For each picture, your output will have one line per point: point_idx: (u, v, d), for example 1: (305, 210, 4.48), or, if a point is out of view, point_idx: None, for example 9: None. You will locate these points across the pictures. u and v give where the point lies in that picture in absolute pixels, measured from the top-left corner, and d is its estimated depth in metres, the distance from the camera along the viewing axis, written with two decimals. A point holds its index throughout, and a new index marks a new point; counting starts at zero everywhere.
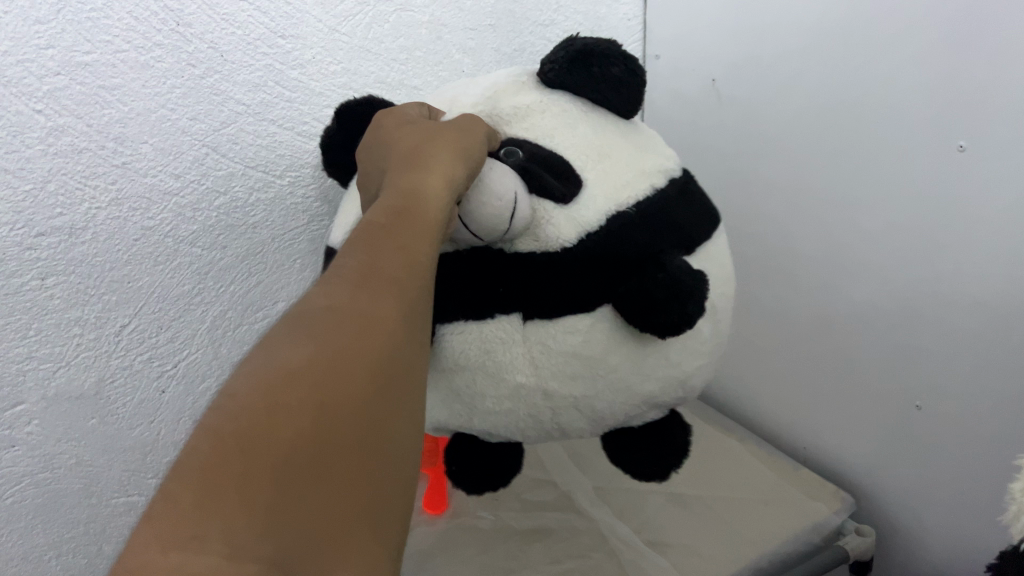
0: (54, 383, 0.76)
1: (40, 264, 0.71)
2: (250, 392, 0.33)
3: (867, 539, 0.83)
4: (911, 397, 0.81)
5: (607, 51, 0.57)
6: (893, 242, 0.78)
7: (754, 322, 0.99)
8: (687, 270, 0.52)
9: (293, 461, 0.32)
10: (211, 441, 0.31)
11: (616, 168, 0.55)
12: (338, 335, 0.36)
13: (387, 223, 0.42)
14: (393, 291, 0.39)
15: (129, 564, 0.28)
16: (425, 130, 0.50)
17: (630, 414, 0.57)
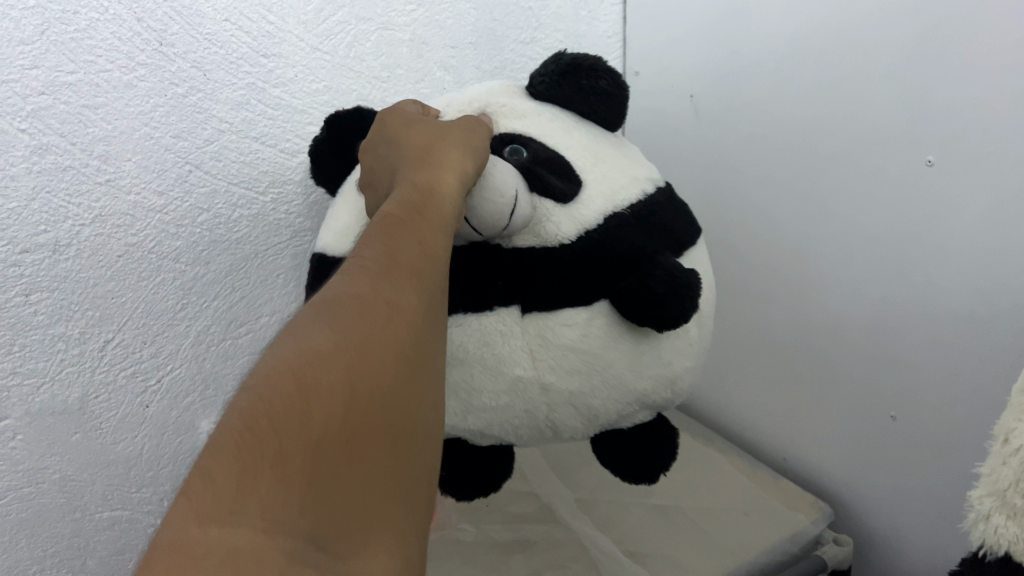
0: (38, 398, 0.76)
1: (24, 280, 0.72)
2: (282, 375, 0.34)
3: (844, 549, 0.84)
4: (884, 408, 0.82)
5: (594, 65, 0.60)
6: (866, 255, 0.80)
7: (732, 334, 1.00)
8: (682, 268, 0.53)
9: (324, 442, 0.34)
10: (246, 419, 0.33)
11: (608, 172, 0.58)
12: (363, 324, 0.38)
13: (403, 215, 0.43)
14: (414, 284, 0.41)
15: (171, 536, 0.29)
16: (432, 128, 0.52)
17: (622, 414, 0.57)
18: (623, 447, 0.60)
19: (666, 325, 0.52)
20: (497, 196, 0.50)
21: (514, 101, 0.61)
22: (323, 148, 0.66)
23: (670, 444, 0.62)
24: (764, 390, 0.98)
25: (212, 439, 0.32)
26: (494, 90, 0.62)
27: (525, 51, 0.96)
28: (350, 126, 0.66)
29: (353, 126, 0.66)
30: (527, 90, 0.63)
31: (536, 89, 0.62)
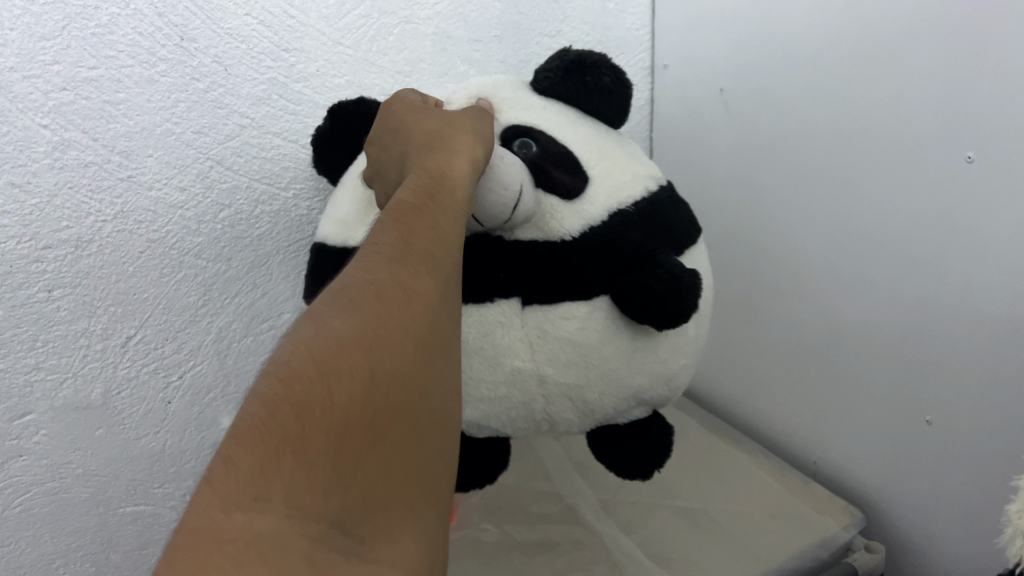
0: (61, 394, 0.76)
1: (46, 275, 0.72)
2: (302, 360, 0.33)
3: (877, 556, 0.82)
4: (920, 412, 0.80)
5: (599, 62, 0.60)
6: (901, 256, 0.77)
7: (760, 333, 0.99)
8: (683, 265, 0.52)
9: (345, 428, 0.33)
10: (265, 406, 0.32)
11: (612, 168, 0.57)
12: (384, 306, 0.37)
13: (421, 195, 0.42)
14: (433, 264, 0.40)
15: (193, 525, 0.29)
16: (441, 114, 0.51)
17: (619, 411, 0.57)
18: (619, 447, 0.59)
19: (667, 322, 0.52)
20: (502, 189, 0.50)
21: (516, 93, 0.60)
22: (324, 134, 0.66)
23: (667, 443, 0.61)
24: (793, 390, 0.96)
25: (234, 428, 0.31)
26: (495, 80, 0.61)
27: (551, 45, 0.95)
28: (354, 116, 0.65)
29: (356, 116, 0.65)
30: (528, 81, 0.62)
31: (541, 84, 0.61)
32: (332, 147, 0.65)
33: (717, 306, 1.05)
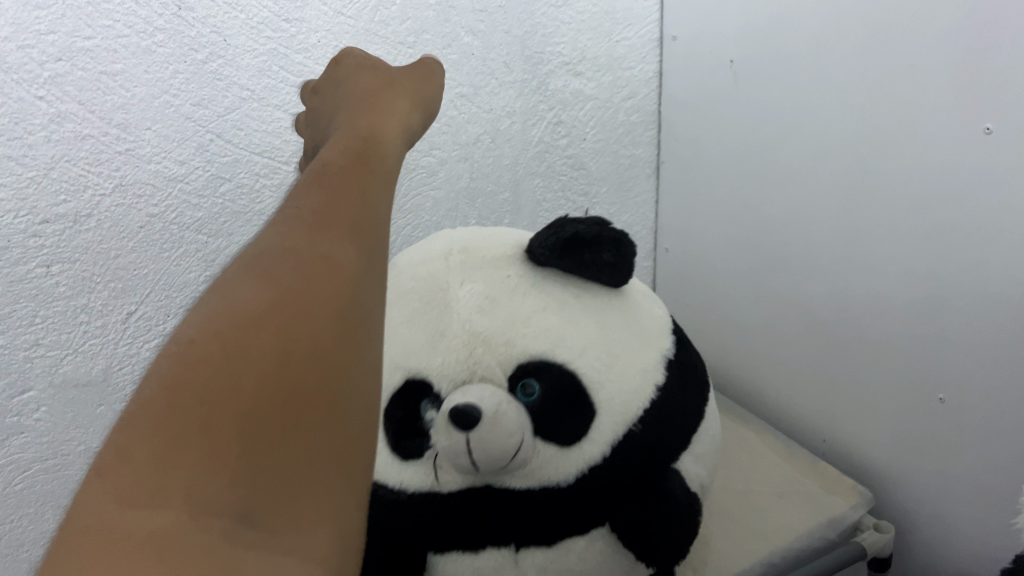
0: (61, 370, 0.76)
1: (44, 251, 0.71)
2: (206, 334, 0.28)
3: (885, 535, 0.80)
4: (933, 389, 0.78)
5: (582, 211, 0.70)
6: (914, 233, 0.76)
7: (767, 311, 0.97)
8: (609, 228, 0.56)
9: (256, 418, 0.27)
10: (165, 392, 0.27)
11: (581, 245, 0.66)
12: (299, 271, 0.30)
13: (346, 158, 0.36)
14: (359, 227, 0.33)
15: (79, 518, 0.25)
16: (383, 73, 0.51)
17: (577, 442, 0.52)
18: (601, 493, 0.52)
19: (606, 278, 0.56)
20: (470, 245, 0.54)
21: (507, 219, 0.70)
22: None
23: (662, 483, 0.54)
24: (802, 369, 0.94)
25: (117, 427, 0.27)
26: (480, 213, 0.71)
27: (557, 16, 0.93)
28: None
29: None
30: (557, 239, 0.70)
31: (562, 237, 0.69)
32: None
33: (724, 284, 1.03)
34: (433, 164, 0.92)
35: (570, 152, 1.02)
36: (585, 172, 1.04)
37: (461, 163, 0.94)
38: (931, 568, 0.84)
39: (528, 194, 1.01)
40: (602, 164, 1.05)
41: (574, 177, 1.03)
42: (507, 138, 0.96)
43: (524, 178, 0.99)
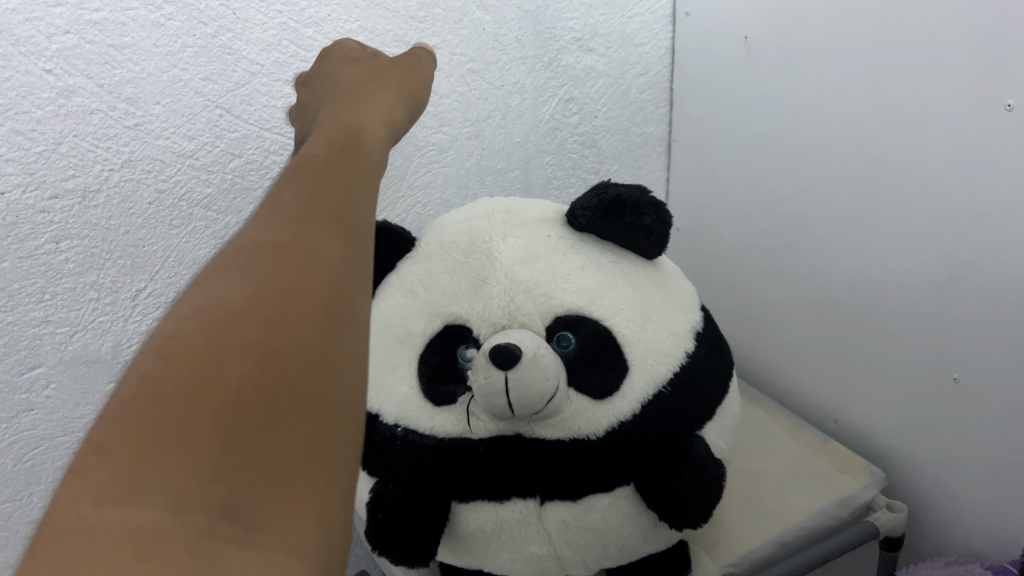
0: (71, 346, 0.75)
1: (53, 227, 0.70)
2: (189, 333, 0.30)
3: (897, 515, 0.80)
4: (945, 368, 0.78)
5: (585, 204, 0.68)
6: (929, 212, 0.75)
7: (778, 288, 0.97)
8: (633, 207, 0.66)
9: (239, 410, 0.29)
10: (148, 386, 0.29)
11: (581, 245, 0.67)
12: (278, 272, 0.33)
13: (324, 162, 0.39)
14: (338, 228, 0.35)
15: (61, 518, 0.26)
16: (368, 71, 0.53)
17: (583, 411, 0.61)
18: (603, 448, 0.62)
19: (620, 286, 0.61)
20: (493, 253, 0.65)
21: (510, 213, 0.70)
22: None
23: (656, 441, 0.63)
24: (814, 348, 0.94)
25: (105, 412, 0.29)
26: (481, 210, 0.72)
27: None
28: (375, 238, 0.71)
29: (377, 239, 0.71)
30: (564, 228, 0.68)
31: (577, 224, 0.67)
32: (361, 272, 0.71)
33: (735, 263, 1.03)
34: (443, 141, 0.91)
35: (581, 129, 1.01)
36: (596, 149, 1.03)
37: (471, 140, 0.93)
38: (940, 547, 0.84)
39: (539, 171, 1.00)
40: (614, 142, 1.04)
41: (585, 155, 1.03)
42: (518, 114, 0.95)
43: (534, 155, 0.98)
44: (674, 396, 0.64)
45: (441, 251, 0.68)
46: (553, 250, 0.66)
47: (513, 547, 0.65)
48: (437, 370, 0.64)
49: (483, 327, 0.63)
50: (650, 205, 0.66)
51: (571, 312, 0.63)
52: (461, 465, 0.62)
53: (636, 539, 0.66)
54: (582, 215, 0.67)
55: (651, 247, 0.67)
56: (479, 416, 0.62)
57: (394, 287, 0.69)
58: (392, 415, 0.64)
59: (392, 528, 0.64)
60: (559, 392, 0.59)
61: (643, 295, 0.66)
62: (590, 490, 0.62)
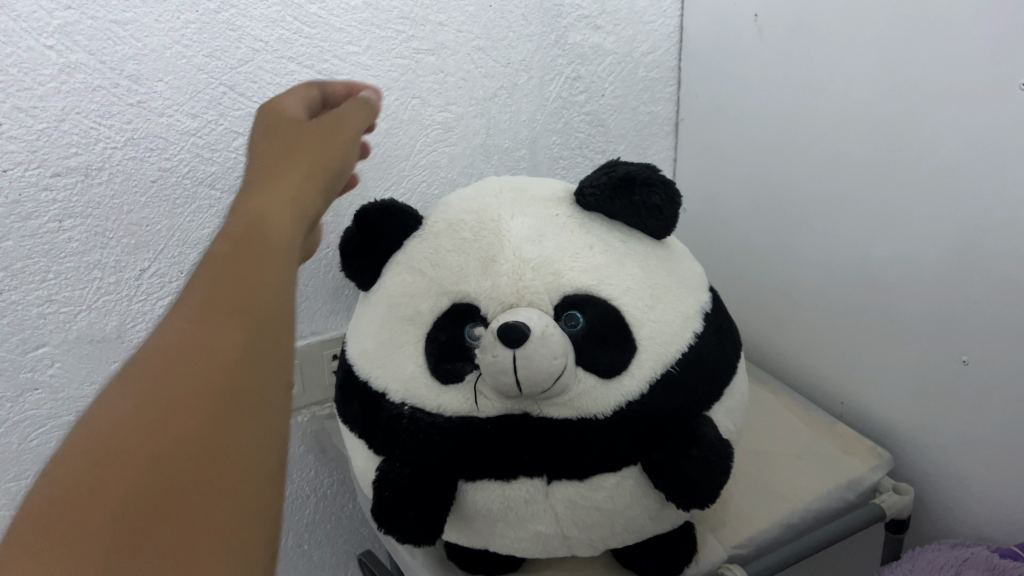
0: (75, 326, 0.74)
1: (56, 205, 0.70)
2: (78, 449, 0.31)
3: (904, 497, 0.79)
4: (956, 351, 0.77)
5: (595, 182, 0.67)
6: (939, 193, 0.74)
7: (787, 269, 0.96)
8: (651, 184, 0.65)
9: (127, 519, 0.30)
10: (38, 505, 0.29)
11: (592, 227, 0.66)
12: (171, 376, 0.33)
13: (229, 251, 0.39)
14: (237, 320, 0.35)
15: None
16: (293, 130, 0.51)
17: (592, 394, 0.61)
18: (611, 432, 0.62)
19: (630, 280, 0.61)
20: (501, 234, 0.65)
21: (514, 194, 0.69)
22: (354, 239, 0.71)
23: (665, 424, 0.63)
24: (822, 331, 0.93)
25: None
26: (485, 189, 0.71)
27: None
28: (378, 220, 0.70)
29: (381, 220, 0.70)
30: (572, 205, 0.68)
31: (587, 201, 0.67)
32: (364, 252, 0.70)
33: (742, 245, 1.02)
34: (448, 120, 0.90)
35: (588, 108, 1.00)
36: (603, 129, 1.02)
37: (477, 118, 0.92)
38: (948, 529, 0.84)
39: (545, 151, 0.99)
40: (620, 121, 1.03)
41: (592, 135, 1.02)
42: (524, 93, 0.94)
43: (540, 135, 0.97)
44: (683, 376, 0.64)
45: (449, 229, 0.68)
46: (561, 228, 0.65)
47: (520, 526, 0.64)
48: (444, 348, 0.63)
49: (491, 305, 0.62)
50: (660, 183, 0.65)
51: (580, 291, 0.62)
52: (467, 443, 0.62)
53: (645, 521, 0.65)
54: (591, 193, 0.66)
55: (660, 226, 0.67)
56: (487, 394, 0.62)
57: (402, 266, 0.68)
58: (399, 393, 0.64)
59: (398, 507, 0.63)
60: (567, 374, 0.59)
61: (652, 274, 0.66)
62: (598, 469, 0.62)
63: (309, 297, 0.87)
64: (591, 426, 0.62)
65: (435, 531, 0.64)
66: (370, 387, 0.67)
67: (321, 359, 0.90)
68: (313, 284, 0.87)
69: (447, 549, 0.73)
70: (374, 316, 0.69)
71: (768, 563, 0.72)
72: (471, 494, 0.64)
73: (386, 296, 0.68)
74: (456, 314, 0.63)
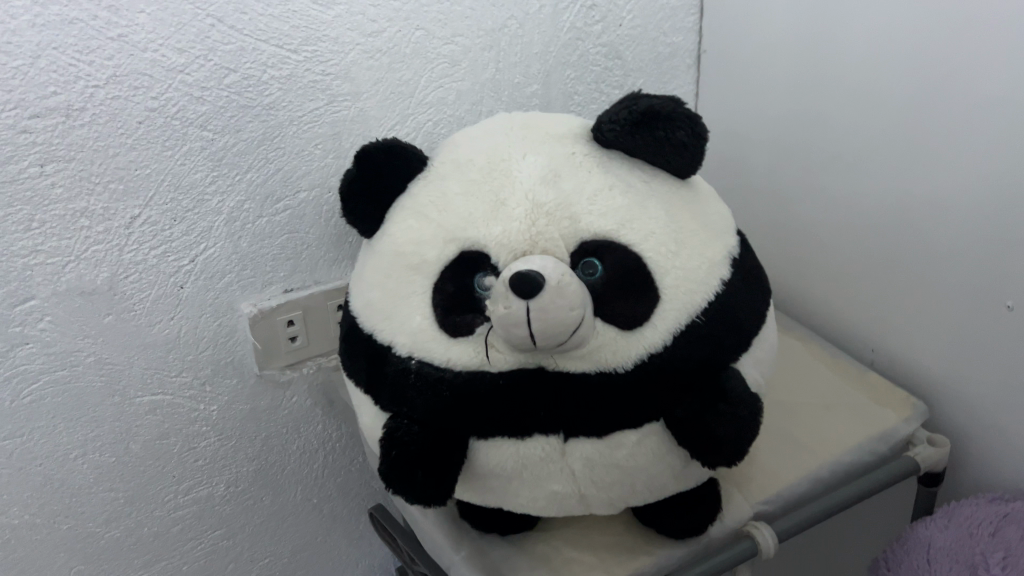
0: (64, 278, 0.70)
1: (37, 148, 0.65)
2: None
3: (940, 450, 0.75)
4: (1000, 295, 0.74)
5: (613, 116, 0.61)
6: (981, 128, 0.72)
7: (816, 211, 0.91)
8: (675, 119, 0.59)
9: None
10: None
11: (610, 166, 0.61)
12: None
13: None
14: None
15: None
16: None
17: (612, 347, 0.57)
18: (632, 386, 0.58)
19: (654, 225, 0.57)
20: (513, 174, 0.60)
21: (526, 131, 0.64)
22: (354, 182, 0.66)
23: (690, 378, 0.59)
24: (851, 277, 0.89)
25: None
26: (495, 127, 0.66)
27: None
28: (378, 161, 0.65)
29: (381, 159, 0.65)
30: (590, 142, 0.62)
31: (605, 137, 0.61)
32: (365, 196, 0.65)
33: (767, 185, 0.97)
34: (455, 53, 0.84)
35: (604, 39, 0.94)
36: (621, 61, 0.96)
37: (486, 51, 0.86)
38: (984, 481, 0.80)
39: (559, 86, 0.93)
40: (639, 54, 0.97)
41: (609, 68, 0.96)
42: (537, 23, 0.88)
43: (554, 69, 0.91)
44: (710, 326, 0.59)
45: (457, 171, 0.63)
46: (577, 169, 0.60)
47: (536, 485, 0.61)
48: (453, 300, 0.59)
49: (502, 253, 0.58)
50: (685, 118, 0.59)
51: (598, 237, 0.58)
52: (479, 399, 0.58)
53: (668, 479, 0.62)
54: (609, 129, 0.61)
55: (684, 163, 0.61)
56: (499, 348, 0.58)
57: (406, 211, 0.64)
58: (407, 347, 0.60)
59: (406, 467, 0.59)
60: (585, 326, 0.55)
61: (676, 217, 0.61)
62: (618, 425, 0.58)
63: (311, 245, 0.83)
64: (611, 382, 0.58)
65: (446, 492, 0.60)
66: (376, 340, 0.63)
67: (326, 309, 0.86)
68: (315, 231, 0.83)
69: (460, 507, 0.70)
70: (377, 265, 0.64)
71: (794, 521, 0.68)
72: (484, 453, 0.60)
73: (390, 244, 0.64)
74: (465, 263, 0.59)
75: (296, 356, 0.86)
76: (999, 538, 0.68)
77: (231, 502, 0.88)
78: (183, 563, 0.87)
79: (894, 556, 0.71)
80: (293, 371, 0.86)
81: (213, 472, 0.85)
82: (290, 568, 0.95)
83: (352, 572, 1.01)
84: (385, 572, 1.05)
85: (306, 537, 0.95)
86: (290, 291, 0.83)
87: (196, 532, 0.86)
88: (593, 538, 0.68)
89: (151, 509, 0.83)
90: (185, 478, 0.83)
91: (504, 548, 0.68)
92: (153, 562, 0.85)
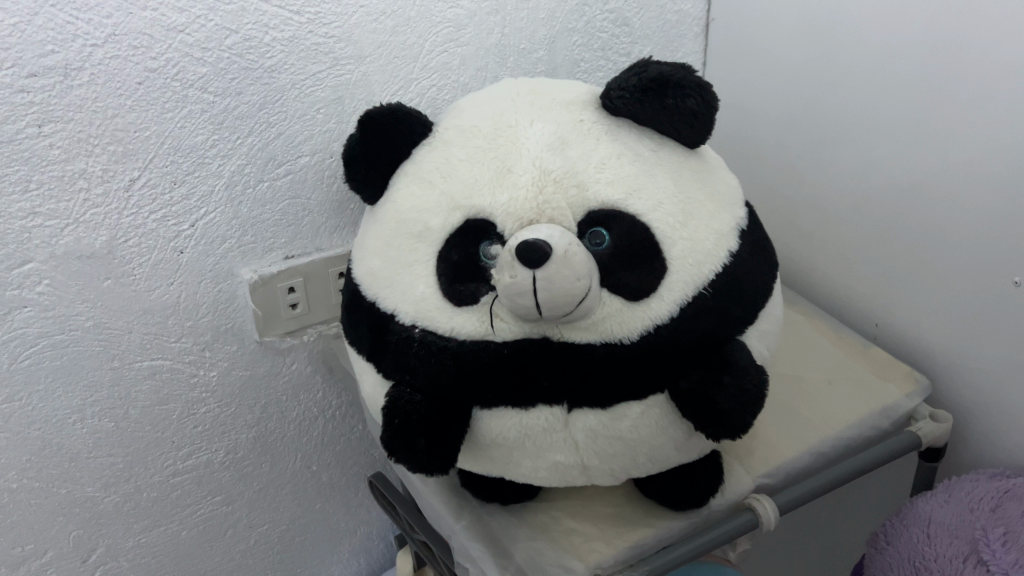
0: (63, 241, 0.69)
1: (35, 108, 0.64)
2: None
3: (943, 425, 0.74)
4: (1007, 272, 0.73)
5: (625, 80, 0.59)
6: (997, 104, 0.70)
7: (822, 183, 0.90)
8: (688, 84, 0.58)
9: None
10: None
11: (619, 136, 0.60)
12: None
13: None
14: None
15: None
16: None
17: (617, 320, 0.57)
18: (639, 360, 0.57)
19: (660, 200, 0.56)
20: (518, 142, 0.59)
21: (534, 95, 0.63)
22: (357, 147, 0.65)
23: (696, 352, 0.58)
24: (858, 250, 0.88)
25: None
26: (500, 92, 0.65)
27: None
28: (380, 127, 0.63)
29: (384, 125, 0.63)
30: (601, 109, 0.61)
31: (614, 104, 0.60)
32: (367, 161, 0.64)
33: (774, 158, 0.96)
34: (460, 17, 0.82)
35: (612, 6, 0.92)
36: (627, 29, 0.95)
37: (492, 15, 0.84)
38: (985, 458, 0.80)
39: (565, 52, 0.92)
40: (646, 21, 0.96)
41: (615, 35, 0.94)
42: None
43: (560, 35, 0.90)
44: (716, 298, 0.59)
45: (461, 137, 0.62)
46: (585, 136, 0.59)
47: (538, 455, 0.60)
48: (457, 269, 0.58)
49: (507, 221, 0.57)
50: (695, 85, 0.58)
51: (605, 207, 0.57)
52: (483, 370, 0.58)
53: (671, 451, 0.62)
54: (618, 97, 0.60)
55: (695, 133, 0.60)
56: (504, 318, 0.57)
57: (411, 178, 0.63)
58: (410, 316, 0.60)
59: (407, 435, 0.59)
60: (591, 298, 0.54)
61: (685, 188, 0.60)
62: (623, 397, 0.58)
63: (313, 212, 0.82)
64: (617, 355, 0.57)
65: (448, 461, 0.60)
66: (378, 308, 0.62)
67: (326, 276, 0.85)
68: (316, 197, 0.82)
69: (461, 476, 0.70)
70: (381, 232, 0.63)
71: (796, 493, 0.68)
72: (487, 423, 0.60)
73: (394, 211, 0.63)
74: (472, 233, 0.58)
75: (297, 323, 0.85)
76: (999, 514, 0.68)
77: (230, 469, 0.87)
78: (182, 529, 0.87)
79: (894, 532, 0.72)
80: (293, 338, 0.86)
81: (211, 439, 0.85)
82: (288, 534, 0.96)
83: (350, 539, 1.02)
84: (382, 539, 1.05)
85: (305, 504, 0.96)
86: (290, 258, 0.83)
87: (194, 498, 0.86)
88: (593, 509, 0.68)
89: (150, 474, 0.82)
90: (184, 444, 0.83)
91: (505, 518, 0.68)
92: (152, 527, 0.85)
